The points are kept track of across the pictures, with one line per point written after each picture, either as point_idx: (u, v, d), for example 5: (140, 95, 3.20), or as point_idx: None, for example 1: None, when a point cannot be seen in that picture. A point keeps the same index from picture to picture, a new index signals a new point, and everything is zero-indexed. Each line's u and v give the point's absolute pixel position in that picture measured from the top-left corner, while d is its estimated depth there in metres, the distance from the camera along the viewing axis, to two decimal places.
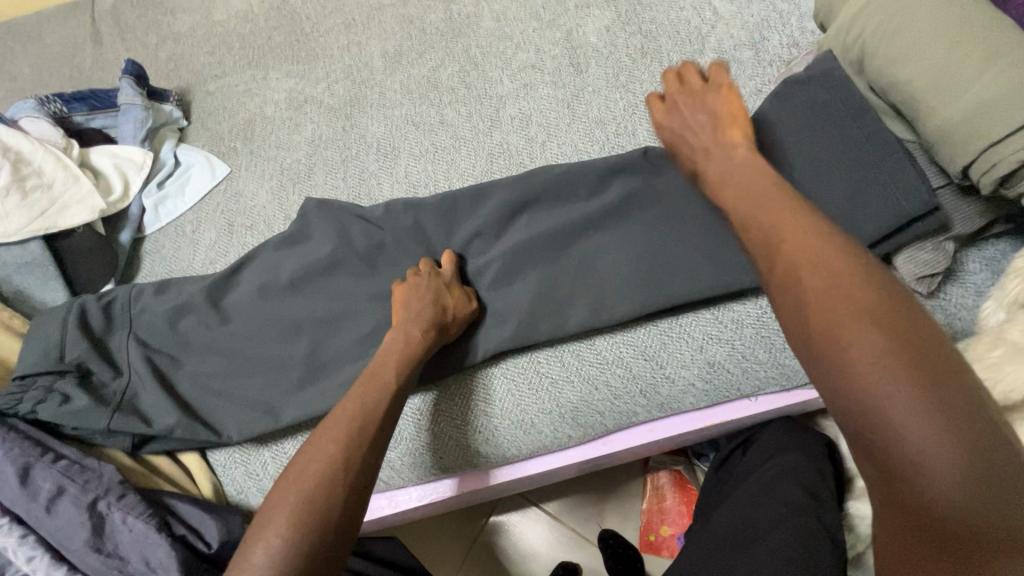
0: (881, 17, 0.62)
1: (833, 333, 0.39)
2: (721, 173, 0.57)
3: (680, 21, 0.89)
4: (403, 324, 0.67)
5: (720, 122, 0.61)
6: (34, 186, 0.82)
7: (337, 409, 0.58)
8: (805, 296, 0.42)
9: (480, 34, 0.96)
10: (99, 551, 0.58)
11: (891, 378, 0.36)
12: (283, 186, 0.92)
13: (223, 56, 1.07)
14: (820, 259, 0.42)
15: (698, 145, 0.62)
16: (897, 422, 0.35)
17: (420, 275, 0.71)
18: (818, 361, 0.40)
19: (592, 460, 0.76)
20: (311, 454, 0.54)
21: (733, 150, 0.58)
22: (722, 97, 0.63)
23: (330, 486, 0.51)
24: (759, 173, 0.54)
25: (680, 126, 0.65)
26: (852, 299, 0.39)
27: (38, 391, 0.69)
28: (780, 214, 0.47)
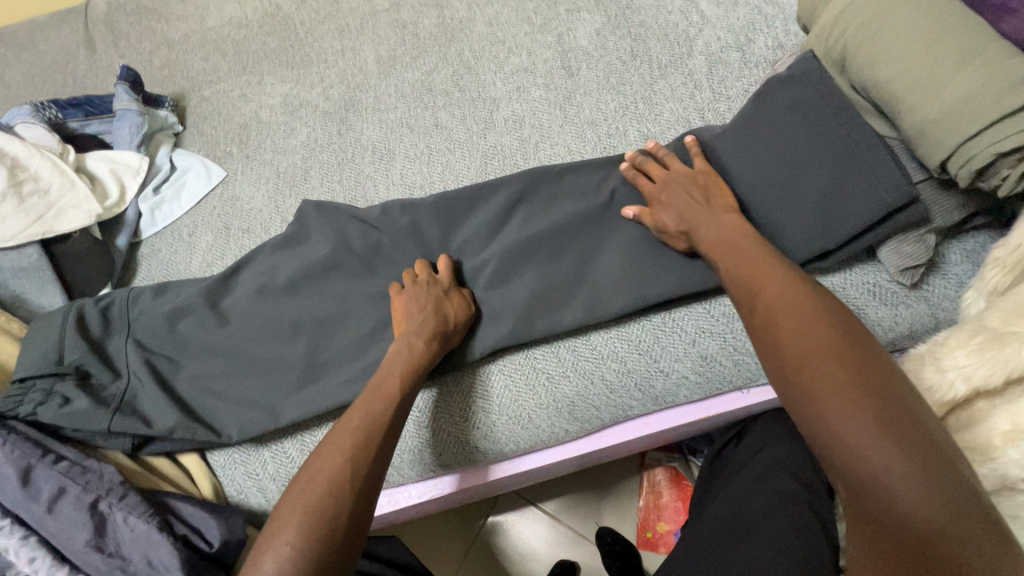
0: (861, 20, 0.64)
1: (807, 371, 0.46)
2: (716, 239, 0.62)
3: (668, 24, 0.91)
4: (407, 335, 0.67)
5: (712, 194, 0.67)
6: (31, 191, 0.83)
7: (345, 417, 0.60)
8: (778, 339, 0.50)
9: (473, 38, 0.98)
10: (101, 550, 0.58)
11: (857, 410, 0.43)
12: (280, 189, 0.93)
13: (218, 62, 1.08)
14: (796, 308, 0.50)
15: (695, 211, 0.65)
16: (865, 449, 0.42)
17: (417, 284, 0.71)
18: (796, 395, 0.47)
19: (587, 455, 0.77)
20: (319, 463, 0.55)
21: (728, 218, 0.63)
22: (705, 171, 0.69)
23: (337, 494, 0.53)
24: (741, 231, 0.62)
25: (674, 197, 0.68)
26: (823, 341, 0.47)
27: (38, 393, 0.69)
28: (757, 268, 0.56)
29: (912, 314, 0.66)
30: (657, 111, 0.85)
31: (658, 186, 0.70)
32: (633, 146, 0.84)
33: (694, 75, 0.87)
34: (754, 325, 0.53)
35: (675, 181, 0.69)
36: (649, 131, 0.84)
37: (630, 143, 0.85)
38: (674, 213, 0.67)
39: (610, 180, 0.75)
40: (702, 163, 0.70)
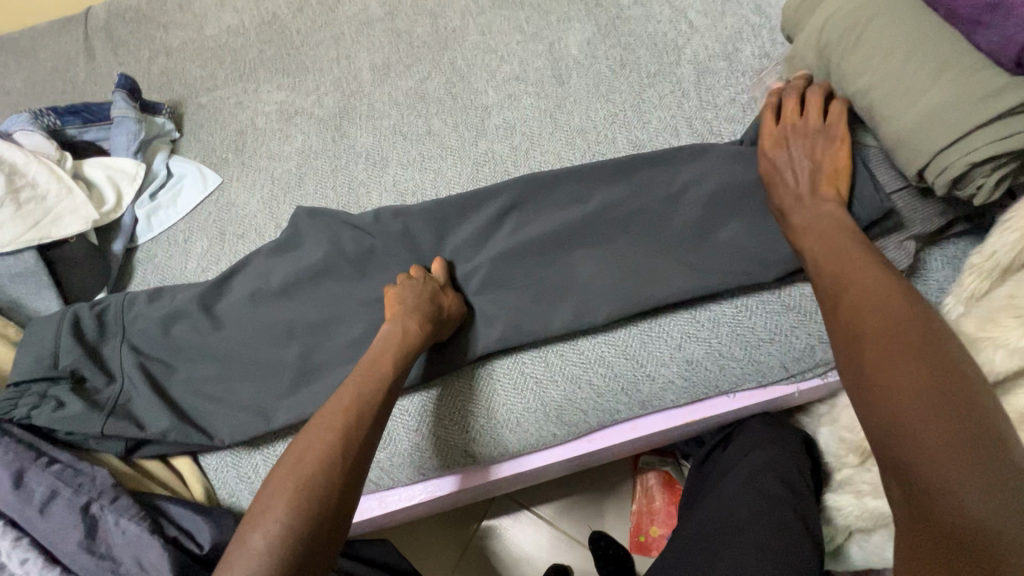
0: (842, 31, 0.65)
1: (881, 365, 0.48)
2: (809, 231, 0.62)
3: (658, 33, 0.93)
4: (400, 318, 0.69)
5: (822, 175, 0.64)
6: (29, 197, 0.84)
7: (334, 399, 0.62)
8: (861, 332, 0.51)
9: (466, 47, 1.00)
10: (92, 552, 0.59)
11: (921, 406, 0.44)
12: (274, 196, 0.94)
13: (215, 69, 1.09)
14: (878, 305, 0.52)
15: (798, 187, 0.65)
16: (926, 445, 0.42)
17: (414, 275, 0.74)
18: (864, 387, 0.48)
19: (578, 458, 0.78)
20: (309, 441, 0.57)
21: (831, 212, 0.62)
22: (838, 139, 0.65)
23: (328, 470, 0.55)
24: (841, 221, 0.62)
25: (784, 154, 0.67)
26: (899, 339, 0.48)
27: (32, 397, 0.70)
28: (850, 262, 0.57)
29: None
30: (646, 119, 0.87)
31: (781, 132, 0.68)
32: (622, 154, 0.85)
33: (682, 83, 0.88)
34: (834, 321, 0.55)
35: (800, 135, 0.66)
36: (638, 138, 0.86)
37: (619, 150, 0.86)
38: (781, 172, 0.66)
39: (599, 187, 0.77)
40: (842, 125, 0.65)
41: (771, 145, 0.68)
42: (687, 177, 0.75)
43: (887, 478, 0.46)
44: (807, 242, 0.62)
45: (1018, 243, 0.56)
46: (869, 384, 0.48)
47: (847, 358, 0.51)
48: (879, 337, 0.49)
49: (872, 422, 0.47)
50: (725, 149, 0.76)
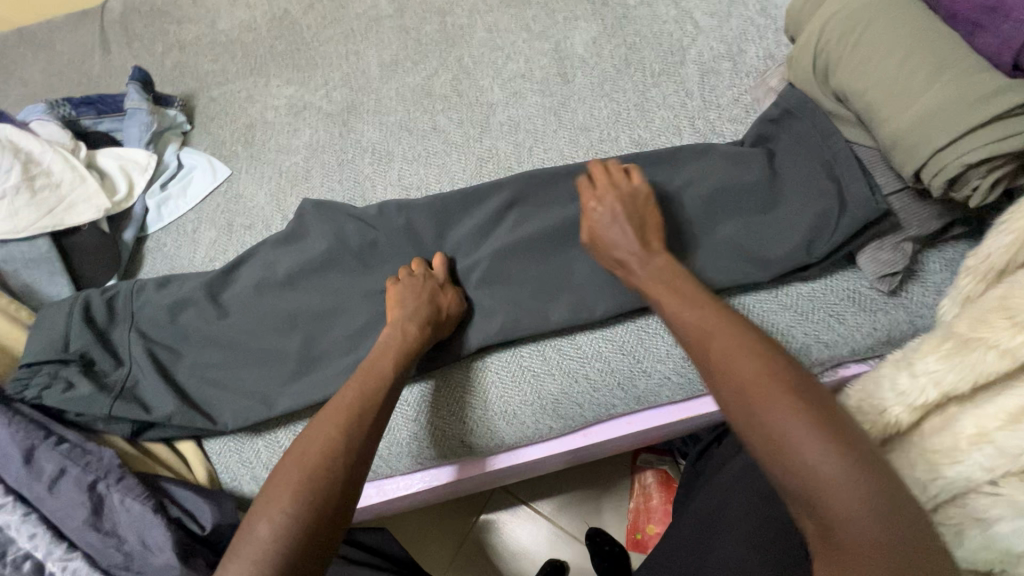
0: (842, 31, 0.65)
1: (771, 417, 0.48)
2: (658, 285, 0.62)
3: (663, 34, 0.93)
4: (400, 320, 0.70)
5: (647, 228, 0.68)
6: (43, 185, 0.86)
7: (338, 395, 0.62)
8: (738, 381, 0.50)
9: (473, 45, 1.01)
10: (98, 529, 0.61)
11: (823, 449, 0.45)
12: (282, 188, 0.96)
13: (226, 64, 1.11)
14: (746, 352, 0.52)
15: (632, 242, 0.66)
16: (829, 484, 0.44)
17: (413, 273, 0.75)
18: (760, 437, 0.48)
19: (573, 452, 0.79)
20: (312, 436, 0.58)
21: (665, 262, 0.65)
22: (646, 195, 0.70)
23: (329, 465, 0.55)
24: (675, 270, 0.64)
25: (607, 214, 0.69)
26: (775, 387, 0.49)
27: (44, 377, 0.72)
28: (704, 311, 0.57)
29: (890, 320, 0.68)
30: (649, 118, 0.87)
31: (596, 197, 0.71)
32: (625, 152, 0.86)
33: (686, 83, 0.89)
34: (707, 376, 0.54)
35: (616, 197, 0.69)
36: (641, 137, 0.86)
37: (621, 148, 0.86)
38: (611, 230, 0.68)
39: None
40: (644, 185, 0.71)
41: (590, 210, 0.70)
42: (686, 176, 0.75)
43: (803, 516, 0.47)
44: (658, 295, 0.62)
45: (1011, 246, 0.57)
46: (764, 434, 0.48)
47: (735, 411, 0.50)
48: (757, 387, 0.49)
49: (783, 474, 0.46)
50: (726, 149, 0.76)
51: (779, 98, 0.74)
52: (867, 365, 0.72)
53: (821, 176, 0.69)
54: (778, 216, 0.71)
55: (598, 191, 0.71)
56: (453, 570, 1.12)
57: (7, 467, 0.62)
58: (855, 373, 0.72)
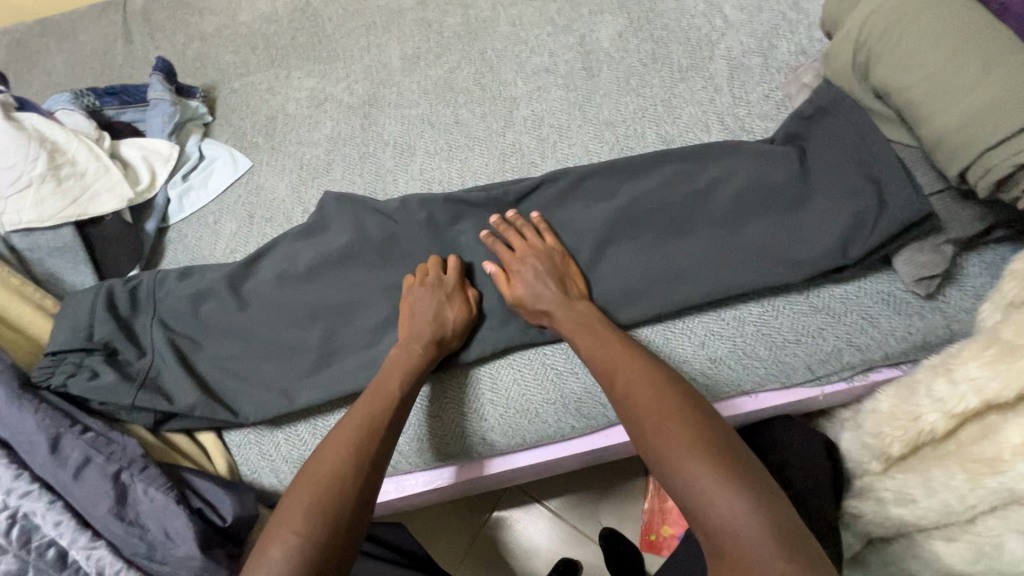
0: (883, 25, 0.63)
1: (658, 436, 0.51)
2: (573, 325, 0.67)
3: (691, 28, 0.92)
4: (406, 339, 0.71)
5: (567, 278, 0.71)
6: (68, 174, 0.86)
7: (346, 417, 0.63)
8: (635, 405, 0.55)
9: (496, 38, 1.00)
10: (121, 518, 0.61)
11: (699, 459, 0.47)
12: (303, 180, 0.96)
13: (247, 55, 1.11)
14: (641, 381, 0.56)
15: (550, 288, 0.69)
16: (702, 490, 0.46)
17: (423, 284, 0.74)
18: (650, 453, 0.51)
19: (593, 452, 0.78)
20: (324, 457, 0.58)
21: (581, 309, 0.68)
22: (562, 256, 0.73)
23: (341, 485, 0.55)
24: (592, 314, 0.68)
25: (528, 272, 0.71)
26: (663, 408, 0.52)
27: (69, 365, 0.71)
28: (613, 348, 0.62)
29: (926, 325, 0.66)
30: (676, 114, 0.86)
31: (512, 257, 0.73)
32: (651, 148, 0.85)
33: (714, 79, 0.87)
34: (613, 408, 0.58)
35: (530, 263, 0.71)
36: (667, 134, 0.85)
37: (647, 145, 0.85)
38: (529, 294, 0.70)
39: (625, 182, 0.76)
40: (558, 243, 0.74)
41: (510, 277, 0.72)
42: (714, 174, 0.74)
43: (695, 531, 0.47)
44: (576, 335, 0.66)
45: None
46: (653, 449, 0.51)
47: (633, 433, 0.54)
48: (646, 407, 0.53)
49: (669, 488, 0.49)
50: (756, 147, 0.74)
51: (814, 95, 0.72)
52: (899, 370, 0.70)
53: (856, 175, 0.67)
54: (810, 216, 0.69)
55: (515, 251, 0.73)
56: (464, 566, 1.11)
57: (32, 454, 0.62)
58: (887, 378, 0.70)
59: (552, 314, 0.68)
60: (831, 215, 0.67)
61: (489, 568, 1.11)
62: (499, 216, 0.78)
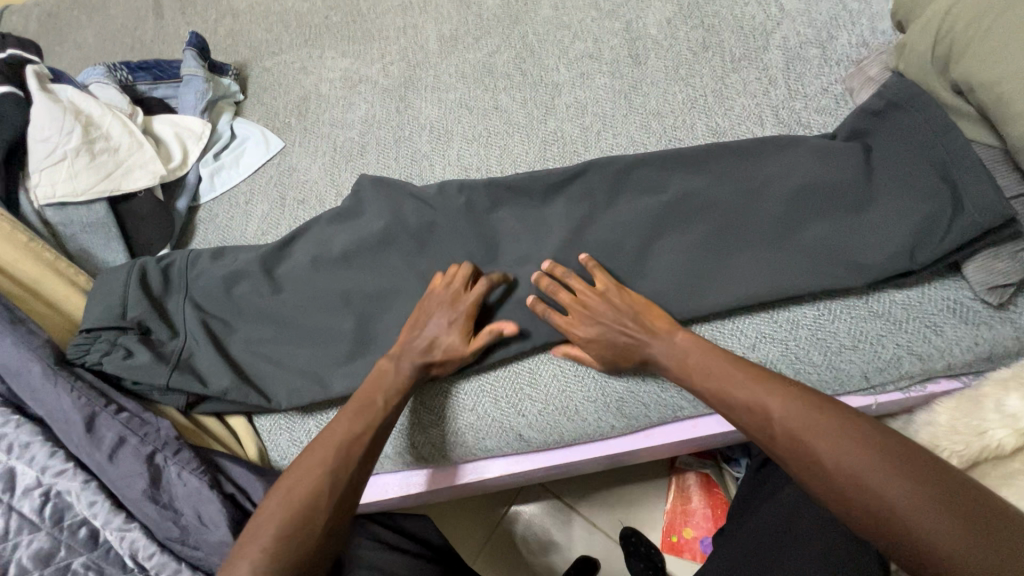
0: (970, 18, 0.62)
1: (862, 484, 0.48)
2: (684, 364, 0.62)
3: (744, 16, 0.88)
4: (398, 354, 0.68)
5: (646, 314, 0.65)
6: (102, 148, 0.84)
7: (324, 431, 0.62)
8: (813, 452, 0.51)
9: (538, 22, 0.96)
10: (156, 501, 0.60)
11: (934, 512, 0.45)
12: (336, 163, 0.93)
13: (280, 33, 1.08)
14: (812, 427, 0.52)
15: (639, 338, 0.64)
16: (937, 539, 0.44)
17: (440, 300, 0.69)
18: (856, 502, 0.48)
19: (629, 453, 0.76)
20: (297, 475, 0.58)
21: (682, 339, 0.63)
22: (620, 288, 0.67)
23: (313, 508, 0.56)
24: (698, 342, 0.63)
25: (603, 328, 0.66)
26: (863, 458, 0.49)
27: (103, 344, 0.71)
28: (746, 385, 0.58)
29: (995, 336, 0.63)
30: (727, 106, 0.82)
31: (574, 305, 0.67)
32: (700, 141, 0.81)
33: (769, 71, 0.83)
34: (776, 450, 0.54)
35: (601, 318, 0.66)
36: (718, 126, 0.81)
37: (697, 137, 0.82)
38: (615, 348, 0.65)
39: (676, 174, 0.73)
40: (610, 280, 0.68)
41: (580, 332, 0.66)
42: (770, 170, 0.71)
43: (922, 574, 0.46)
44: (693, 373, 0.61)
45: None
46: (857, 500, 0.48)
47: (822, 481, 0.51)
48: (832, 450, 0.50)
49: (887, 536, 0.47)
50: (815, 142, 0.71)
51: (884, 92, 0.69)
52: (957, 382, 0.68)
53: (929, 176, 0.64)
54: (874, 217, 0.66)
55: (578, 298, 0.67)
56: (481, 560, 1.10)
57: (68, 433, 0.61)
58: (946, 390, 0.68)
59: (657, 362, 0.64)
60: (899, 218, 0.64)
61: (507, 562, 1.09)
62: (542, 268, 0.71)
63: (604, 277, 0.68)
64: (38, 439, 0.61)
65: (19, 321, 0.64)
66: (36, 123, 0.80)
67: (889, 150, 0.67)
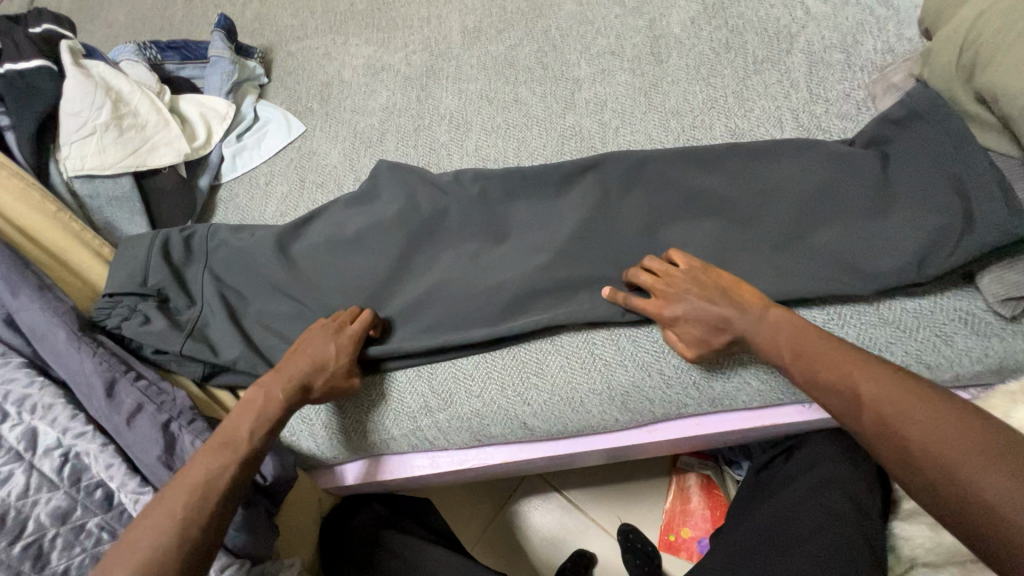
0: (998, 29, 0.62)
1: (926, 444, 0.48)
2: (772, 342, 0.60)
3: (769, 18, 0.87)
4: (269, 380, 0.65)
5: (738, 291, 0.64)
6: (130, 125, 0.86)
7: (188, 467, 0.57)
8: (887, 414, 0.51)
9: (562, 17, 0.96)
10: (170, 467, 0.62)
11: (992, 470, 0.44)
12: (356, 148, 0.95)
13: (306, 19, 1.10)
14: (889, 394, 0.51)
15: (727, 315, 0.63)
16: (986, 489, 0.43)
17: (327, 323, 0.70)
18: (921, 461, 0.48)
19: (631, 447, 0.77)
20: (148, 520, 0.53)
21: (774, 317, 0.61)
22: (703, 267, 0.66)
23: (160, 555, 0.51)
24: (797, 324, 0.60)
25: (687, 302, 0.64)
26: (941, 428, 0.48)
27: (123, 308, 0.73)
28: (836, 362, 0.56)
29: (1006, 349, 0.63)
30: (747, 107, 0.82)
31: (656, 283, 0.67)
32: (718, 141, 0.81)
33: (791, 73, 0.83)
34: (854, 419, 0.53)
35: (682, 290, 0.65)
36: (737, 127, 0.81)
37: (715, 137, 0.82)
38: (699, 321, 0.64)
39: (692, 173, 0.73)
40: (694, 259, 0.67)
41: (665, 304, 0.65)
42: (786, 173, 0.71)
43: (981, 540, 0.44)
44: (781, 351, 0.60)
45: None
46: (920, 459, 0.48)
47: (889, 442, 0.50)
48: (906, 414, 0.50)
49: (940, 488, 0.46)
50: (831, 148, 0.71)
51: (907, 99, 0.69)
52: (964, 394, 0.68)
53: (944, 189, 0.64)
54: (889, 223, 0.66)
55: (662, 279, 0.67)
56: (478, 547, 1.11)
57: (89, 397, 0.64)
58: None
59: (749, 339, 0.62)
60: (914, 224, 0.64)
61: (504, 551, 1.10)
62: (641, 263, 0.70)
63: (683, 255, 0.68)
64: (60, 401, 0.63)
65: (47, 287, 0.67)
66: (69, 97, 0.82)
67: (910, 157, 0.67)
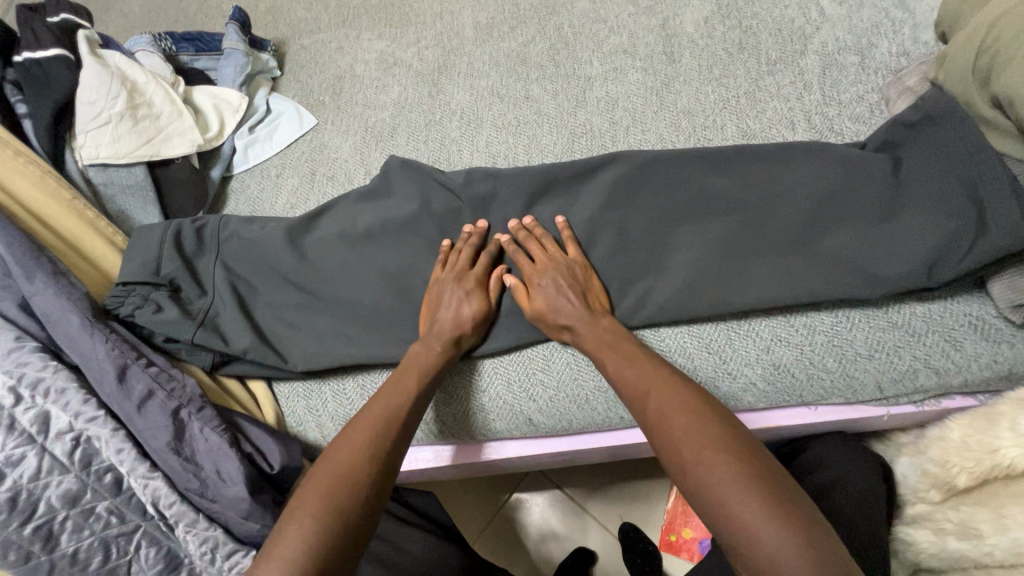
0: (1014, 34, 0.61)
1: (695, 459, 0.52)
2: (600, 346, 0.66)
3: (784, 19, 0.87)
4: (425, 337, 0.70)
5: (589, 294, 0.70)
6: (144, 115, 0.87)
7: (370, 406, 0.63)
8: (670, 432, 0.55)
9: (574, 15, 0.96)
10: (178, 453, 0.63)
11: (739, 485, 0.49)
12: (367, 142, 0.95)
13: (319, 13, 1.10)
14: (675, 410, 0.56)
15: (577, 310, 0.68)
16: (732, 504, 0.48)
17: (451, 272, 0.73)
18: (692, 476, 0.51)
19: (635, 446, 0.77)
20: (343, 448, 0.58)
21: (605, 325, 0.67)
22: (583, 266, 0.72)
23: (359, 473, 0.56)
24: (618, 331, 0.67)
25: (550, 284, 0.70)
26: (708, 444, 0.52)
27: (136, 298, 0.74)
28: (642, 379, 0.61)
29: (1016, 355, 0.63)
30: (759, 108, 0.82)
31: (544, 254, 0.72)
32: (729, 142, 0.81)
33: (805, 75, 0.83)
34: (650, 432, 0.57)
35: (553, 271, 0.70)
36: (749, 128, 0.81)
37: (727, 138, 0.82)
38: (555, 302, 0.69)
39: (701, 173, 0.73)
40: (580, 255, 0.72)
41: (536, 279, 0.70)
42: (796, 174, 0.71)
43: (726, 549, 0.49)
44: (603, 356, 0.65)
45: None
46: (691, 476, 0.52)
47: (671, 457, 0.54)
48: (685, 430, 0.54)
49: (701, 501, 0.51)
50: (842, 151, 0.71)
51: (920, 103, 0.69)
52: (972, 400, 0.69)
53: (957, 195, 0.64)
54: (899, 226, 0.66)
55: (542, 257, 0.72)
56: (479, 541, 1.12)
57: (101, 381, 0.64)
58: (960, 407, 0.69)
59: (576, 332, 0.68)
60: (925, 228, 0.64)
61: (505, 547, 1.11)
62: (523, 223, 0.76)
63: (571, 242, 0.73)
64: (73, 385, 0.63)
65: (62, 273, 0.68)
66: (85, 86, 0.83)
67: (922, 161, 0.67)
